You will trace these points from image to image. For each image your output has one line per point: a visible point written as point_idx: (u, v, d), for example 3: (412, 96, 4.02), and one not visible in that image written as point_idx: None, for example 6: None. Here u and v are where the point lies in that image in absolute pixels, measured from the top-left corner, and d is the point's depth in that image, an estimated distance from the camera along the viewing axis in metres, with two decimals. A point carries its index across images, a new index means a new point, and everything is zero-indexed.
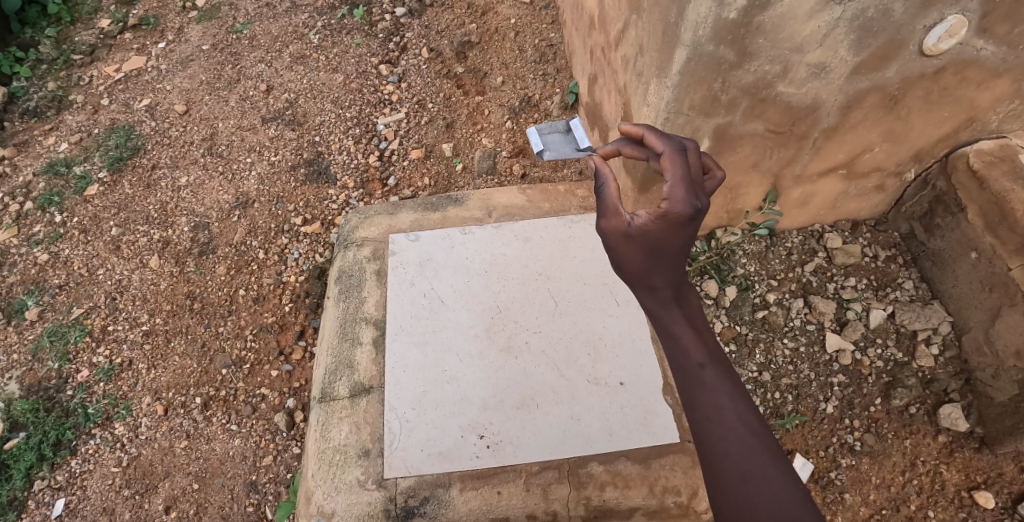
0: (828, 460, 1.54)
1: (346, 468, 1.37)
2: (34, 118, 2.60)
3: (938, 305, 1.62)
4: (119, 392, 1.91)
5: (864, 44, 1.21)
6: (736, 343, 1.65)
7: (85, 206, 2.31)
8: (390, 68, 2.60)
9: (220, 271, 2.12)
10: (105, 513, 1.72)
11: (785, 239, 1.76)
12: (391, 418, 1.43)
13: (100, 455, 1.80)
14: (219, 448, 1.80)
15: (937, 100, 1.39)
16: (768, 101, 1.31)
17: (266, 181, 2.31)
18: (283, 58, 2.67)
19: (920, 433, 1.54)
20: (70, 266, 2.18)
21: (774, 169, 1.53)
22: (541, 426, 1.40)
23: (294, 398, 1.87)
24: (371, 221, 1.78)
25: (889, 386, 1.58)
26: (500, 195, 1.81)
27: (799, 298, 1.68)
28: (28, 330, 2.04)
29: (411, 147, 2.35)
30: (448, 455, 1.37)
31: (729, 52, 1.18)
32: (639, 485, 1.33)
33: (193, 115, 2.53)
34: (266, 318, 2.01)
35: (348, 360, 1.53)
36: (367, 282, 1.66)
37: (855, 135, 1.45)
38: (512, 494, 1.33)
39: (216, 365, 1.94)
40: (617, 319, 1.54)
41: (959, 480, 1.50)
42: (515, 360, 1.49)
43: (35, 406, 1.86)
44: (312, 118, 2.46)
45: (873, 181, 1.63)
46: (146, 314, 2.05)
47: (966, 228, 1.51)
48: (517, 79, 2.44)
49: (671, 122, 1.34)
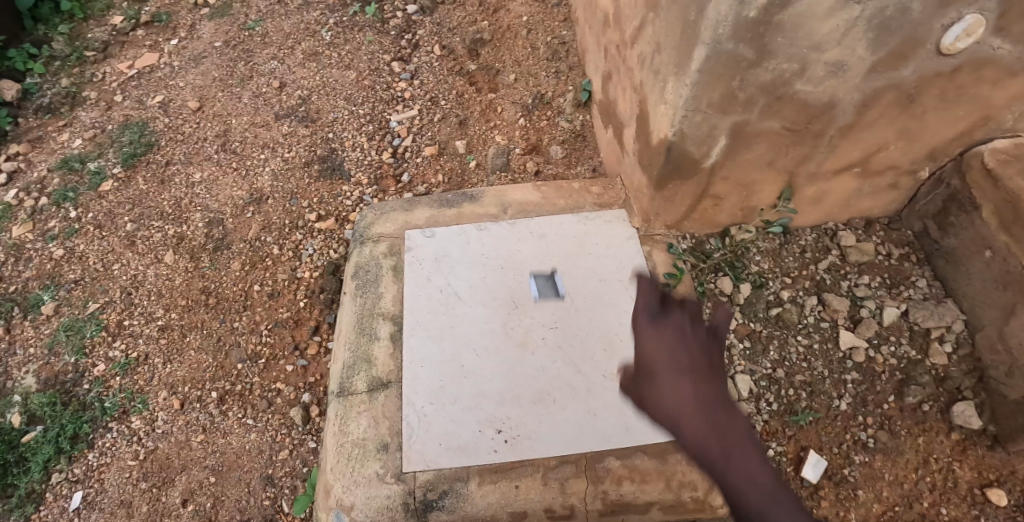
0: (841, 457, 1.55)
1: (365, 461, 1.39)
2: (49, 114, 2.63)
3: (951, 303, 1.63)
4: (135, 387, 1.93)
5: (881, 43, 1.21)
6: (750, 340, 1.65)
7: (100, 202, 2.33)
8: (402, 66, 2.61)
9: (234, 267, 2.13)
10: (123, 505, 1.74)
11: (798, 236, 1.76)
12: (409, 412, 1.44)
13: (117, 448, 1.82)
14: (235, 442, 1.82)
15: (953, 99, 1.40)
16: (786, 99, 1.31)
17: (279, 177, 2.33)
18: (296, 55, 2.68)
19: (933, 430, 1.55)
20: (86, 261, 2.20)
21: (790, 167, 1.53)
22: (558, 421, 1.41)
23: (309, 393, 1.88)
24: (386, 218, 1.79)
25: (902, 383, 1.58)
26: (515, 192, 1.82)
27: (813, 295, 1.68)
28: (44, 324, 2.07)
29: (423, 144, 2.36)
30: (465, 450, 1.39)
31: (748, 50, 1.19)
32: (656, 480, 1.34)
33: (206, 111, 2.55)
34: (281, 313, 2.03)
35: (366, 355, 1.54)
36: (384, 278, 1.67)
37: (870, 133, 1.45)
38: (530, 488, 1.34)
39: (231, 360, 1.96)
40: (632, 315, 1.55)
41: (972, 477, 1.50)
42: (530, 355, 1.50)
43: (52, 399, 1.89)
44: (325, 115, 2.48)
45: (887, 179, 1.63)
46: (161, 309, 2.07)
47: (980, 227, 1.52)
48: (530, 76, 2.43)
49: (689, 120, 1.34)
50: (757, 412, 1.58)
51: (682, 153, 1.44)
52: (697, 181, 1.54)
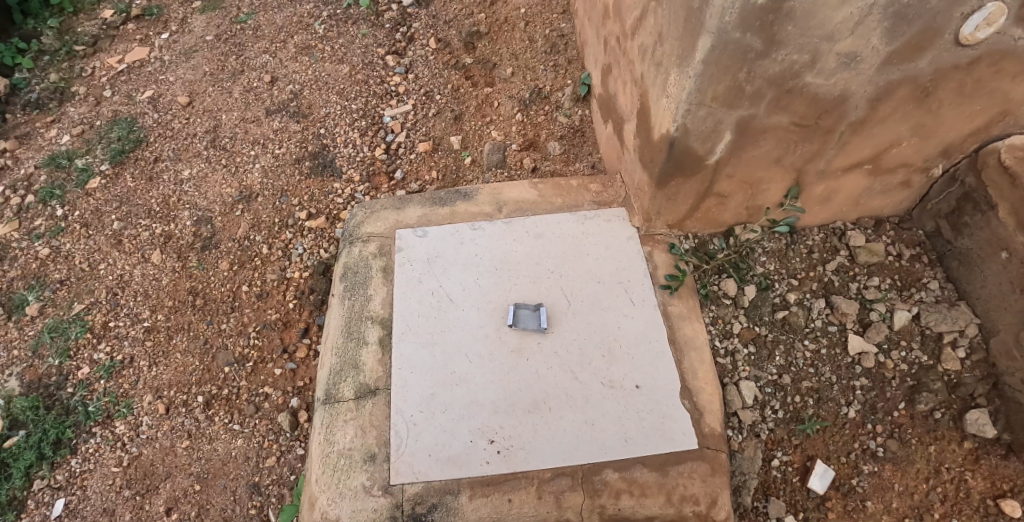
0: (849, 467, 1.48)
1: (351, 473, 1.33)
2: (36, 110, 2.56)
3: (965, 306, 1.56)
4: (120, 390, 1.87)
5: (897, 33, 1.15)
6: (755, 345, 1.58)
7: (87, 200, 2.27)
8: (397, 59, 2.55)
9: (223, 266, 2.07)
10: (106, 514, 1.68)
11: (805, 236, 1.69)
12: (397, 421, 1.38)
13: (100, 454, 1.77)
14: (221, 448, 1.76)
15: (970, 93, 1.33)
16: (795, 93, 1.24)
17: (270, 174, 2.26)
18: (288, 49, 2.62)
19: (945, 439, 1.48)
20: (71, 260, 2.14)
21: (798, 164, 1.46)
22: (553, 431, 1.35)
23: (298, 397, 1.83)
24: (376, 217, 1.73)
25: (913, 390, 1.52)
26: (511, 189, 1.76)
27: (821, 298, 1.62)
28: (28, 326, 2.01)
29: (417, 140, 2.29)
30: (456, 461, 1.32)
31: (755, 40, 1.12)
32: (656, 493, 1.28)
33: (196, 106, 2.48)
34: (270, 315, 1.97)
35: (354, 360, 1.48)
36: (373, 279, 1.61)
37: (883, 129, 1.38)
38: (524, 502, 1.28)
39: (219, 363, 1.90)
40: (632, 319, 1.49)
41: (985, 488, 1.43)
42: (525, 361, 1.43)
43: (34, 403, 1.83)
44: (317, 110, 2.41)
45: (898, 177, 1.56)
46: (148, 310, 2.01)
47: (996, 227, 1.45)
48: (527, 70, 2.36)
49: (692, 114, 1.28)
50: (762, 420, 1.51)
51: (685, 149, 1.37)
52: (700, 178, 1.47)
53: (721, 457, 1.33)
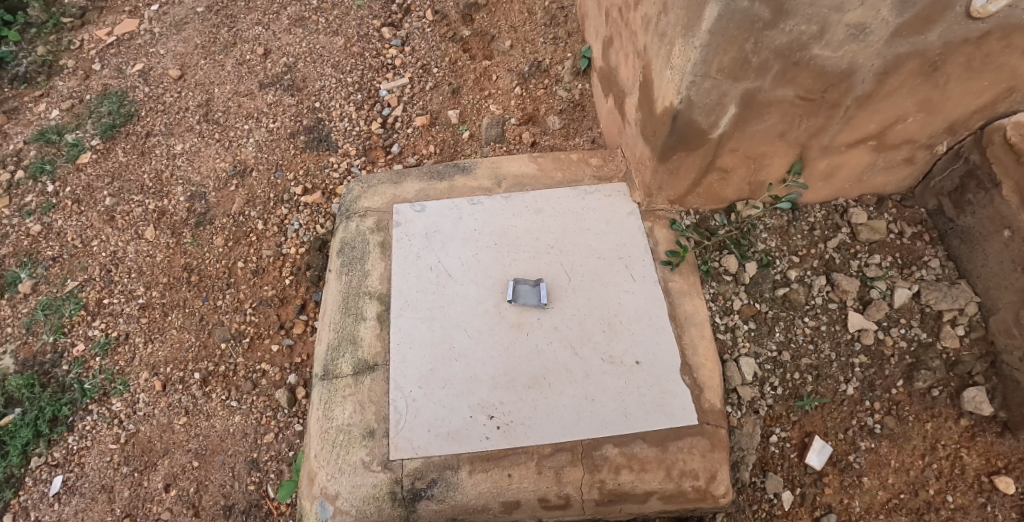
0: (846, 444, 1.48)
1: (350, 448, 1.33)
2: (23, 84, 2.50)
3: (965, 284, 1.55)
4: (116, 367, 1.85)
5: (909, 3, 1.12)
6: (756, 321, 1.57)
7: (78, 175, 2.23)
8: (393, 31, 2.51)
9: (217, 242, 2.05)
10: (104, 490, 1.68)
11: (807, 213, 1.68)
12: (396, 396, 1.37)
13: (97, 432, 1.76)
14: (219, 424, 1.75)
15: (979, 68, 1.30)
16: (802, 65, 1.22)
17: (264, 148, 2.23)
18: (281, 20, 2.56)
19: (942, 416, 1.48)
20: (63, 237, 2.11)
21: (802, 139, 1.44)
22: (553, 406, 1.35)
23: (296, 374, 1.82)
24: (374, 191, 1.70)
25: (912, 367, 1.51)
26: (510, 163, 1.73)
27: (821, 275, 1.61)
28: (21, 303, 1.98)
29: (414, 114, 2.26)
30: (455, 436, 1.32)
31: (764, 9, 1.09)
32: (656, 469, 1.29)
33: (188, 80, 2.43)
34: (266, 291, 1.95)
35: (352, 335, 1.47)
36: (371, 254, 1.59)
37: (888, 104, 1.36)
38: (524, 477, 1.29)
39: (215, 339, 1.88)
40: (632, 295, 1.48)
41: (979, 464, 1.44)
42: (525, 336, 1.42)
43: (30, 381, 1.81)
44: (311, 83, 2.36)
45: (902, 153, 1.54)
46: (142, 287, 1.99)
47: (1000, 205, 1.44)
48: (526, 43, 2.31)
49: (697, 86, 1.25)
50: (761, 396, 1.51)
51: (688, 122, 1.35)
52: (703, 152, 1.45)
53: (721, 433, 1.33)
